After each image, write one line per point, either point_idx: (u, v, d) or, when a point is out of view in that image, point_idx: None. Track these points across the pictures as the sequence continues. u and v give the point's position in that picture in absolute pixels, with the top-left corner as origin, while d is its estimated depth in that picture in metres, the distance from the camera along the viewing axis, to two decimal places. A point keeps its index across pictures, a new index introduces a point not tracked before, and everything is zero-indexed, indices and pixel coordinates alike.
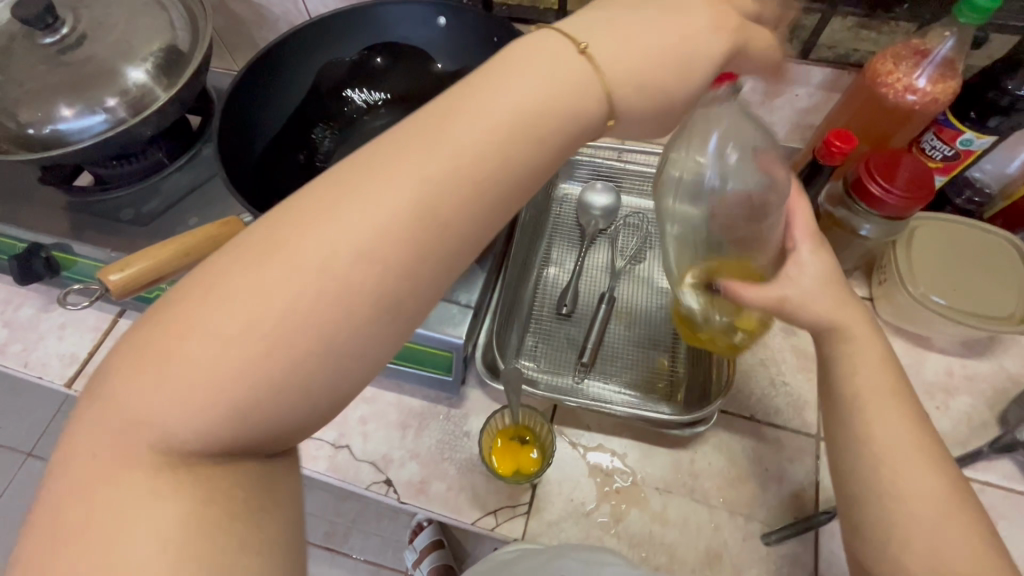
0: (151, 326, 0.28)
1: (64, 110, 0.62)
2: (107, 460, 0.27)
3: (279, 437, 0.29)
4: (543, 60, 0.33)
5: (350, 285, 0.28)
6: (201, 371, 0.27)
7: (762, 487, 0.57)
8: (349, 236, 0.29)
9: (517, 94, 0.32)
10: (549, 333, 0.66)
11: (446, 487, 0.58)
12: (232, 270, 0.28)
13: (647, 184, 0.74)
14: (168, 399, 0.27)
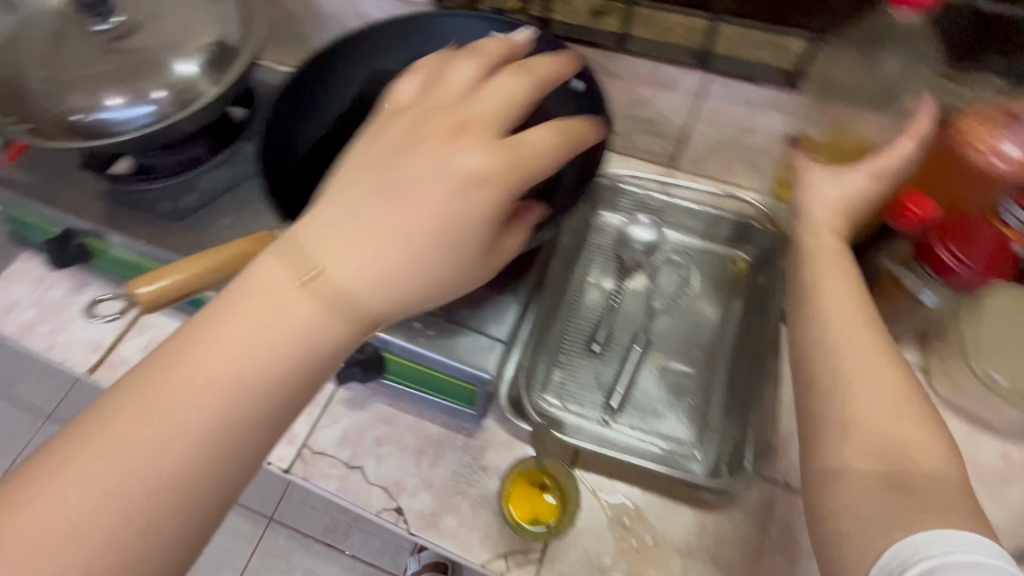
0: None
1: (112, 100, 0.62)
2: None
3: None
4: (315, 254, 0.33)
5: (156, 473, 0.29)
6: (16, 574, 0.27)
7: (792, 563, 0.54)
8: (142, 435, 0.30)
9: (302, 288, 0.33)
10: (578, 370, 0.63)
11: (457, 522, 0.56)
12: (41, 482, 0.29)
13: (693, 221, 0.71)
14: None
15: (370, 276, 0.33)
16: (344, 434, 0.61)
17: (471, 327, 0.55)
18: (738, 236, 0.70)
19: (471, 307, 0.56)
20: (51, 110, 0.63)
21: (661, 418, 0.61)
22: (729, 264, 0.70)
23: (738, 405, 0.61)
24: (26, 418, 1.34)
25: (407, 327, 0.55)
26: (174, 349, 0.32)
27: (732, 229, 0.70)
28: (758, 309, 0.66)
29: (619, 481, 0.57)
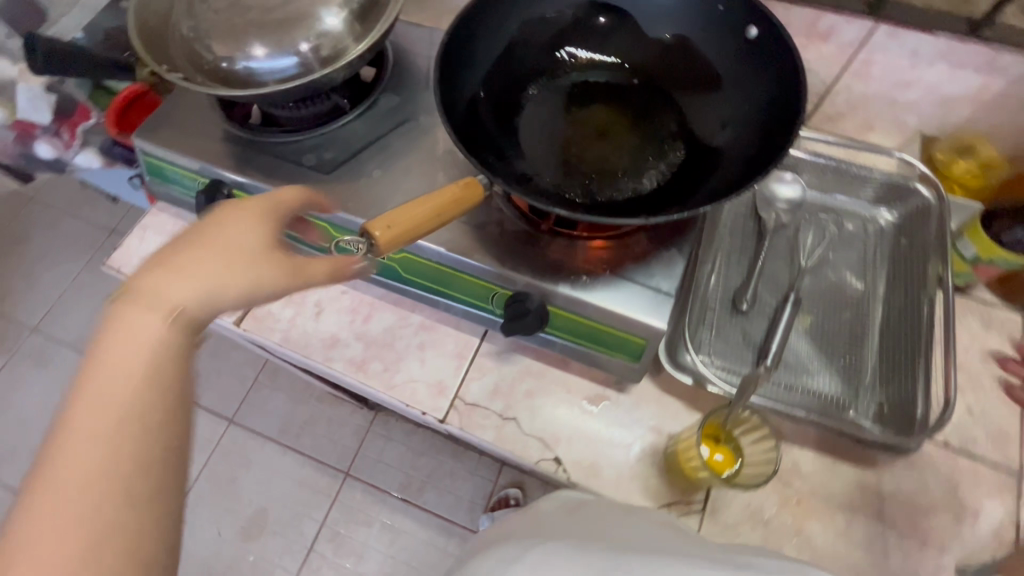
0: (30, 492, 0.31)
1: (258, 50, 0.61)
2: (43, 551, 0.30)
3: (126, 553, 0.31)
4: (183, 241, 0.39)
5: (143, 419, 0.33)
6: (65, 480, 0.31)
7: (956, 520, 0.54)
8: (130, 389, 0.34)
9: (169, 273, 0.37)
10: (723, 328, 0.63)
11: (618, 473, 0.57)
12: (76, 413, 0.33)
13: (835, 181, 0.70)
14: (52, 521, 0.30)
15: (177, 339, 0.36)
16: (495, 387, 0.62)
17: (638, 280, 0.55)
18: (883, 197, 0.69)
19: (635, 260, 0.56)
20: (198, 58, 0.62)
21: (812, 376, 0.61)
22: (873, 225, 0.69)
23: (894, 367, 0.60)
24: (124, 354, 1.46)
25: (573, 279, 0.55)
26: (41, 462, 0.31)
27: (878, 190, 0.68)
28: (912, 272, 0.64)
29: (779, 442, 0.56)
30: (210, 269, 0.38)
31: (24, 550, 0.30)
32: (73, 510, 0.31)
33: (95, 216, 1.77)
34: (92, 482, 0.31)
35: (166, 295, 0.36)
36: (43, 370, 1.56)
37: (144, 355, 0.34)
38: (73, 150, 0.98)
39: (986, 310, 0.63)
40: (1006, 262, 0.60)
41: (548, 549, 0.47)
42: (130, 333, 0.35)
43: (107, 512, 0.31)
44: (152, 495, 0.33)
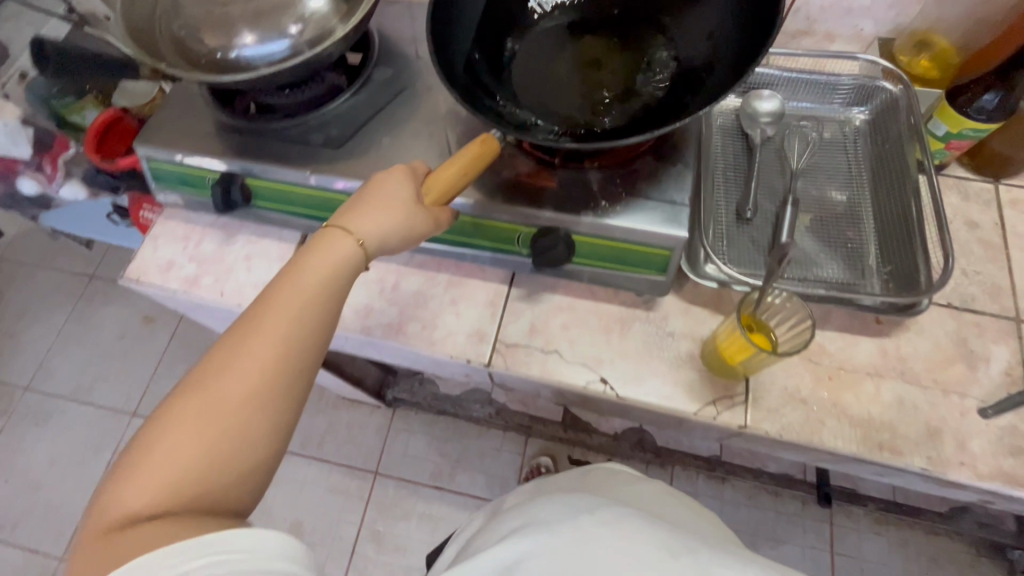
0: (194, 386, 0.39)
1: (247, 37, 0.62)
2: (195, 439, 0.38)
3: (255, 455, 0.39)
4: (362, 196, 0.48)
5: (291, 363, 0.41)
6: (229, 389, 0.39)
7: (971, 368, 0.59)
8: (292, 329, 0.41)
9: (340, 230, 0.45)
10: (733, 237, 0.67)
11: (661, 381, 0.61)
12: (245, 335, 0.40)
13: (810, 91, 0.75)
14: (210, 413, 0.38)
15: (345, 271, 0.45)
16: (531, 325, 0.65)
17: (654, 197, 0.58)
18: (856, 99, 0.74)
19: (647, 180, 0.59)
20: (190, 54, 0.63)
21: (822, 266, 0.65)
22: (850, 126, 0.74)
23: (895, 246, 0.65)
24: (123, 352, 1.60)
25: (593, 206, 0.58)
26: (227, 345, 0.40)
27: (851, 93, 0.74)
28: (895, 159, 0.69)
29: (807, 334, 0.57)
30: (386, 211, 0.47)
31: (199, 406, 0.38)
32: (234, 396, 0.39)
33: (71, 265, 1.72)
34: (251, 379, 0.39)
35: (357, 227, 0.46)
36: (45, 427, 1.52)
37: (313, 285, 0.43)
38: (56, 183, 1.01)
39: (961, 183, 0.70)
40: (974, 132, 0.64)
41: (621, 516, 0.52)
42: (317, 257, 0.44)
43: (254, 407, 0.39)
44: (280, 412, 0.40)
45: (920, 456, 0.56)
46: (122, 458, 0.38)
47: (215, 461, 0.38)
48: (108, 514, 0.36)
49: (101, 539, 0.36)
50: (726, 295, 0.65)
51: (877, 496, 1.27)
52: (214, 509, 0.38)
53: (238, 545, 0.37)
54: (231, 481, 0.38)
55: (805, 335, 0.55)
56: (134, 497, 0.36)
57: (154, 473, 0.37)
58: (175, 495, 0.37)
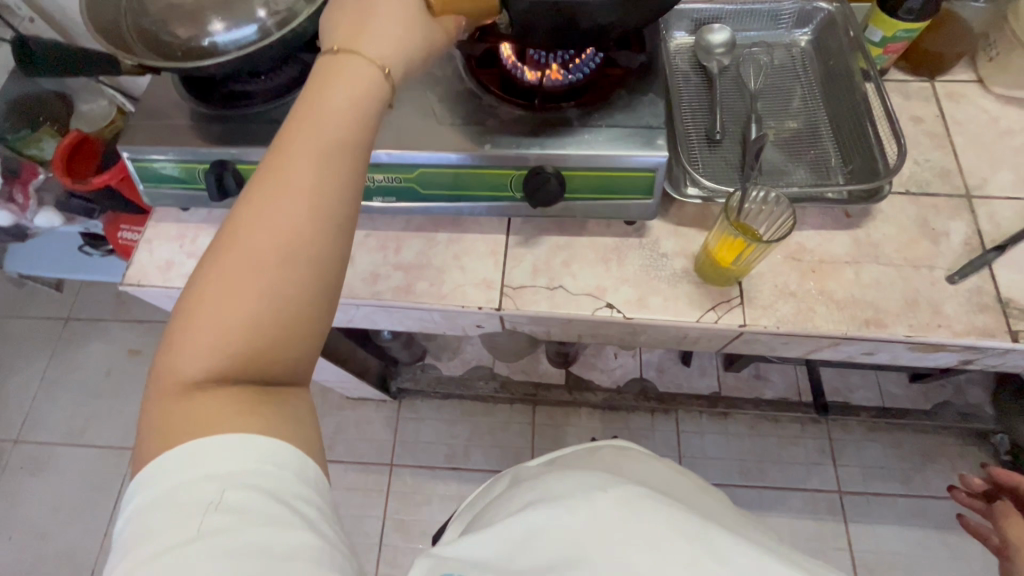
0: (223, 247, 0.39)
1: (217, 24, 0.63)
2: (234, 298, 0.38)
3: (295, 305, 0.39)
4: (352, 29, 0.45)
5: (309, 209, 0.39)
6: (255, 243, 0.38)
7: (935, 243, 0.66)
8: (302, 172, 0.40)
9: (334, 71, 0.43)
10: (707, 159, 0.72)
11: (663, 298, 0.65)
12: (261, 189, 0.40)
13: (757, 20, 0.80)
14: (242, 273, 0.38)
15: (361, 110, 0.43)
16: (534, 267, 0.68)
17: (632, 124, 0.62)
18: (799, 22, 0.80)
19: (624, 111, 0.63)
20: (164, 47, 0.64)
21: (790, 174, 0.71)
22: (796, 47, 0.80)
23: (851, 144, 0.71)
24: (112, 390, 1.56)
25: (577, 139, 0.61)
26: (246, 201, 0.40)
27: (794, 17, 0.79)
28: (840, 70, 0.74)
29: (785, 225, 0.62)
30: (395, 41, 0.45)
31: (234, 264, 0.38)
32: (261, 246, 0.38)
33: (44, 310, 1.67)
34: (281, 226, 0.39)
35: (363, 51, 0.43)
36: (43, 476, 1.47)
37: (331, 129, 0.41)
38: (29, 211, 1.05)
39: (901, 85, 0.76)
40: (907, 33, 0.71)
41: (639, 496, 0.51)
42: (320, 103, 0.42)
43: (290, 260, 0.38)
44: (313, 257, 0.39)
45: (903, 325, 0.61)
46: (175, 323, 0.39)
47: (256, 315, 0.38)
48: (169, 382, 0.38)
49: (169, 408, 0.38)
50: (708, 212, 0.70)
51: (867, 405, 1.35)
52: (268, 371, 0.39)
53: (284, 461, 0.38)
54: (279, 341, 0.39)
55: (785, 222, 0.61)
56: (191, 361, 0.38)
57: (204, 335, 0.38)
58: (229, 354, 0.38)
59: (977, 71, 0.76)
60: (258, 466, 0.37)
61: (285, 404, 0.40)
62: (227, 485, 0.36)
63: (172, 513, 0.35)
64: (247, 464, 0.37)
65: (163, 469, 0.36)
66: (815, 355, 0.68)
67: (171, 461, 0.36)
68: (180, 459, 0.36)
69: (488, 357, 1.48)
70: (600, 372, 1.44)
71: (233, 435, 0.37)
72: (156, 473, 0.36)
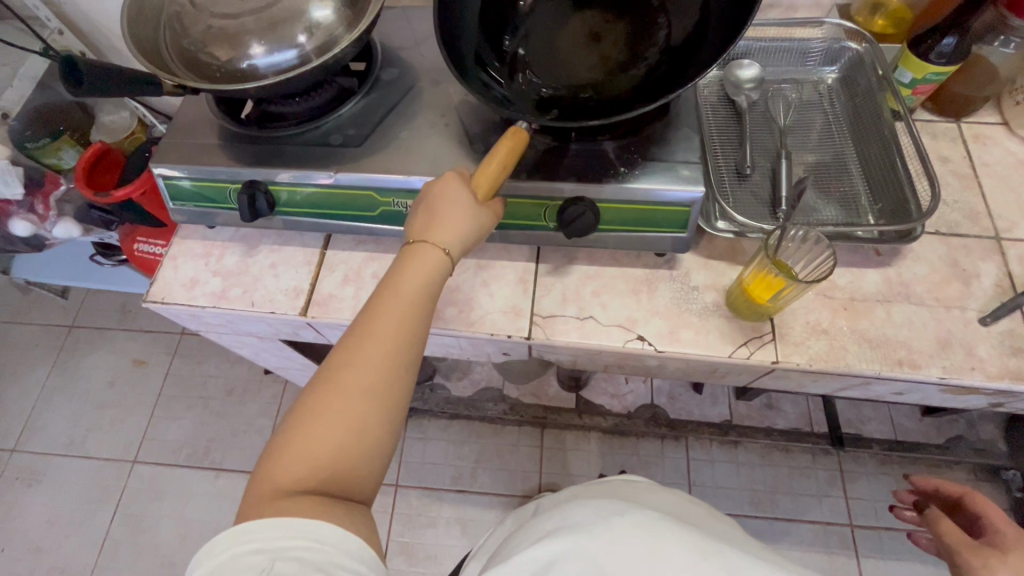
0: (317, 389, 0.44)
1: (256, 48, 0.63)
2: (325, 435, 0.42)
3: (375, 446, 0.44)
4: (432, 206, 0.52)
5: (392, 364, 0.45)
6: (346, 389, 0.43)
7: (967, 284, 0.66)
8: (389, 332, 0.46)
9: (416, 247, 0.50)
10: (737, 192, 0.72)
11: (694, 332, 0.65)
12: (353, 344, 0.45)
13: (783, 58, 0.81)
14: (333, 413, 0.42)
15: (435, 278, 0.50)
16: (564, 296, 0.68)
17: (668, 159, 0.62)
18: (826, 60, 0.81)
19: (661, 146, 0.63)
20: (204, 69, 0.64)
21: (820, 211, 0.71)
22: (823, 84, 0.81)
23: (882, 184, 0.71)
24: (113, 401, 1.53)
25: (614, 172, 0.61)
26: (339, 351, 0.45)
27: (822, 56, 0.81)
28: (869, 109, 0.75)
29: (826, 266, 0.62)
30: (466, 216, 0.52)
31: (329, 400, 0.43)
32: (351, 392, 0.43)
33: (49, 317, 1.65)
34: (370, 376, 0.44)
35: (442, 230, 0.51)
36: (39, 487, 1.44)
37: (414, 292, 0.48)
38: (50, 222, 1.06)
39: (928, 125, 0.77)
40: (936, 76, 0.72)
41: (655, 519, 0.50)
42: (407, 272, 0.49)
43: (375, 404, 0.44)
44: (395, 405, 0.45)
45: (936, 366, 0.61)
46: (268, 449, 0.43)
47: (341, 451, 0.42)
48: (258, 493, 0.41)
49: (251, 511, 0.41)
50: (738, 246, 0.70)
51: (880, 438, 1.34)
52: (347, 491, 0.43)
53: (327, 539, 0.40)
54: (360, 468, 0.43)
55: (827, 265, 0.61)
56: (281, 487, 0.41)
57: (295, 461, 0.41)
58: (315, 481, 0.42)
59: (1002, 113, 0.77)
60: (300, 541, 0.39)
61: (351, 514, 0.43)
62: (276, 558, 0.38)
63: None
64: (290, 540, 0.39)
65: (221, 545, 0.39)
66: (843, 393, 0.68)
67: (227, 541, 0.39)
68: (237, 542, 0.39)
69: (498, 378, 1.47)
70: (612, 397, 1.43)
71: (287, 520, 0.39)
72: (212, 549, 0.39)
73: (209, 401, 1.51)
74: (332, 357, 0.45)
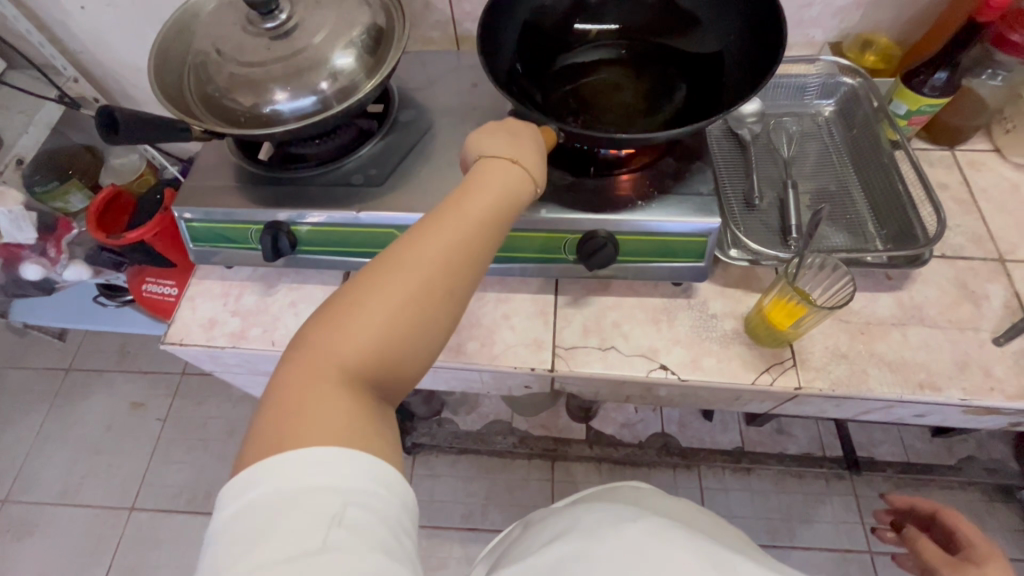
0: (385, 270, 0.41)
1: (280, 94, 0.65)
2: (389, 318, 0.40)
3: (426, 343, 0.42)
4: (510, 143, 0.52)
5: (461, 267, 0.43)
6: (416, 273, 0.41)
7: (977, 305, 0.67)
8: (463, 233, 0.44)
9: (493, 166, 0.49)
10: (747, 222, 0.74)
11: (716, 359, 0.65)
12: (427, 234, 0.43)
13: (781, 93, 0.85)
14: (400, 294, 0.40)
15: (510, 197, 0.48)
16: (585, 327, 0.68)
17: (683, 192, 0.64)
18: (823, 94, 0.84)
19: (676, 179, 0.65)
20: (230, 115, 0.66)
21: (830, 239, 0.73)
22: (820, 117, 0.84)
23: (886, 210, 0.73)
24: (110, 446, 1.49)
25: (630, 206, 0.63)
26: (410, 238, 0.43)
27: (819, 89, 0.84)
28: (867, 139, 0.78)
29: (847, 292, 0.63)
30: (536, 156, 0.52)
31: (396, 275, 0.41)
32: (421, 274, 0.41)
33: (46, 362, 1.62)
34: (441, 263, 0.42)
35: (519, 160, 0.50)
36: (30, 540, 1.38)
37: (489, 202, 0.46)
38: (59, 266, 1.04)
39: (924, 154, 0.81)
40: (930, 108, 0.75)
41: (665, 528, 0.50)
42: (483, 183, 0.47)
43: (439, 293, 0.42)
44: (456, 304, 0.43)
45: (957, 388, 0.62)
46: (325, 317, 0.41)
47: (397, 342, 0.40)
48: (313, 368, 0.38)
49: (297, 399, 0.37)
50: (751, 273, 0.71)
51: (892, 460, 1.33)
52: (389, 380, 0.41)
53: (395, 488, 0.37)
54: (409, 359, 0.41)
55: (847, 294, 0.62)
56: (332, 357, 0.39)
57: (354, 334, 0.39)
58: (367, 360, 0.39)
59: (994, 141, 0.81)
60: (376, 489, 0.35)
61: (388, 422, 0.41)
62: (348, 502, 0.34)
63: (281, 525, 0.33)
64: (367, 484, 0.35)
65: (282, 475, 0.34)
66: (865, 416, 0.68)
67: (280, 472, 0.34)
68: (295, 470, 0.34)
69: (506, 411, 1.46)
70: (621, 426, 1.43)
71: (354, 452, 0.36)
72: (270, 477, 0.34)
73: (210, 443, 1.48)
74: (403, 240, 0.43)
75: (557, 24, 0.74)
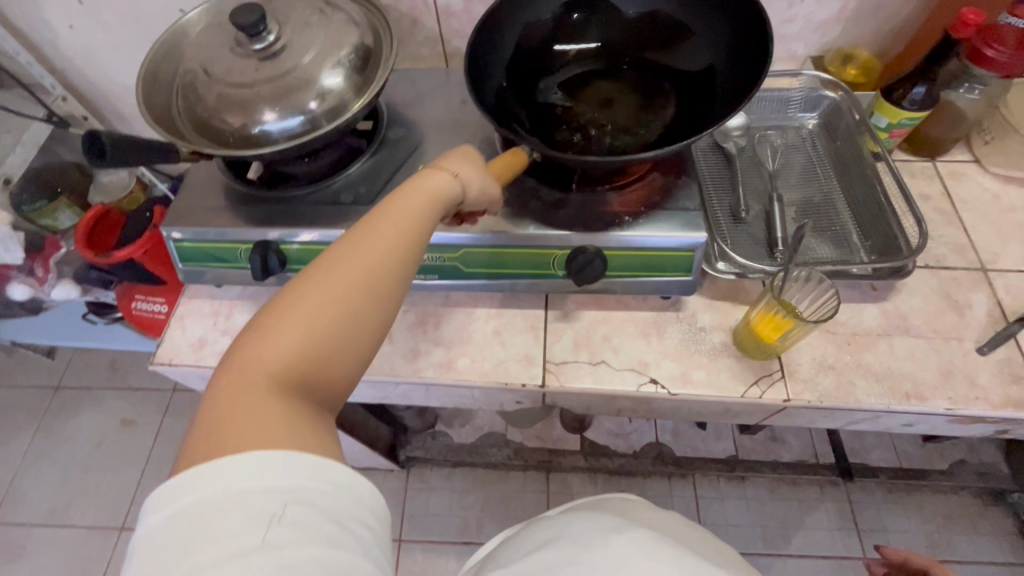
0: (315, 274, 0.41)
1: (269, 114, 0.65)
2: (320, 320, 0.39)
3: (360, 346, 0.41)
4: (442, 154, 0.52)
5: (392, 268, 0.42)
6: (345, 275, 0.41)
7: (961, 314, 0.68)
8: (393, 236, 0.43)
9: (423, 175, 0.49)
10: (734, 235, 0.75)
11: (705, 372, 0.66)
12: (357, 237, 0.43)
13: (765, 106, 0.86)
14: (331, 296, 0.40)
15: (440, 203, 0.48)
16: (576, 342, 0.69)
17: (669, 207, 0.65)
18: (806, 107, 0.86)
19: (663, 195, 0.66)
20: (219, 136, 0.66)
21: (816, 251, 0.74)
22: (804, 130, 0.86)
23: (871, 222, 0.74)
24: (100, 465, 1.47)
25: (617, 222, 0.63)
26: (338, 243, 0.43)
27: (802, 102, 0.86)
28: (850, 152, 0.80)
29: (833, 301, 0.64)
30: (471, 164, 0.52)
31: (325, 278, 0.40)
32: (348, 276, 0.40)
33: (35, 380, 1.60)
34: (369, 264, 0.41)
35: (451, 169, 0.50)
36: (17, 563, 1.35)
37: (419, 206, 0.46)
38: (48, 284, 1.06)
39: (906, 165, 0.82)
40: (910, 121, 0.77)
41: (658, 541, 0.50)
42: (413, 189, 0.47)
43: (370, 294, 0.41)
44: (388, 305, 0.42)
45: (943, 397, 0.62)
46: (254, 325, 0.40)
47: (329, 344, 0.39)
48: (242, 376, 0.37)
49: (227, 405, 0.37)
50: (740, 286, 0.72)
51: (885, 466, 1.34)
52: (323, 385, 0.40)
53: (338, 483, 0.37)
54: (342, 362, 0.40)
55: (832, 305, 0.63)
56: (259, 363, 0.38)
57: (282, 339, 0.38)
58: (295, 365, 0.38)
59: (973, 152, 0.82)
60: (318, 485, 0.36)
61: (321, 429, 0.39)
62: (288, 501, 0.35)
63: (219, 531, 0.33)
64: (309, 482, 0.36)
65: (215, 481, 0.34)
66: (854, 427, 0.69)
67: (213, 480, 0.34)
68: (229, 477, 0.34)
69: (501, 423, 1.45)
70: (616, 436, 1.43)
71: (288, 453, 0.36)
72: (203, 487, 0.34)
73: None
74: (332, 246, 0.43)
75: (543, 42, 0.75)
